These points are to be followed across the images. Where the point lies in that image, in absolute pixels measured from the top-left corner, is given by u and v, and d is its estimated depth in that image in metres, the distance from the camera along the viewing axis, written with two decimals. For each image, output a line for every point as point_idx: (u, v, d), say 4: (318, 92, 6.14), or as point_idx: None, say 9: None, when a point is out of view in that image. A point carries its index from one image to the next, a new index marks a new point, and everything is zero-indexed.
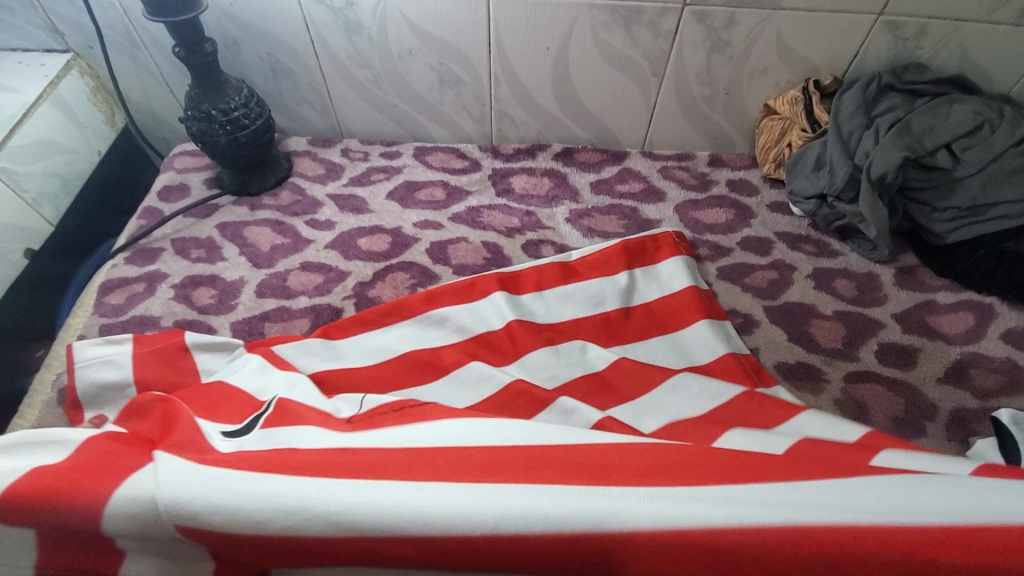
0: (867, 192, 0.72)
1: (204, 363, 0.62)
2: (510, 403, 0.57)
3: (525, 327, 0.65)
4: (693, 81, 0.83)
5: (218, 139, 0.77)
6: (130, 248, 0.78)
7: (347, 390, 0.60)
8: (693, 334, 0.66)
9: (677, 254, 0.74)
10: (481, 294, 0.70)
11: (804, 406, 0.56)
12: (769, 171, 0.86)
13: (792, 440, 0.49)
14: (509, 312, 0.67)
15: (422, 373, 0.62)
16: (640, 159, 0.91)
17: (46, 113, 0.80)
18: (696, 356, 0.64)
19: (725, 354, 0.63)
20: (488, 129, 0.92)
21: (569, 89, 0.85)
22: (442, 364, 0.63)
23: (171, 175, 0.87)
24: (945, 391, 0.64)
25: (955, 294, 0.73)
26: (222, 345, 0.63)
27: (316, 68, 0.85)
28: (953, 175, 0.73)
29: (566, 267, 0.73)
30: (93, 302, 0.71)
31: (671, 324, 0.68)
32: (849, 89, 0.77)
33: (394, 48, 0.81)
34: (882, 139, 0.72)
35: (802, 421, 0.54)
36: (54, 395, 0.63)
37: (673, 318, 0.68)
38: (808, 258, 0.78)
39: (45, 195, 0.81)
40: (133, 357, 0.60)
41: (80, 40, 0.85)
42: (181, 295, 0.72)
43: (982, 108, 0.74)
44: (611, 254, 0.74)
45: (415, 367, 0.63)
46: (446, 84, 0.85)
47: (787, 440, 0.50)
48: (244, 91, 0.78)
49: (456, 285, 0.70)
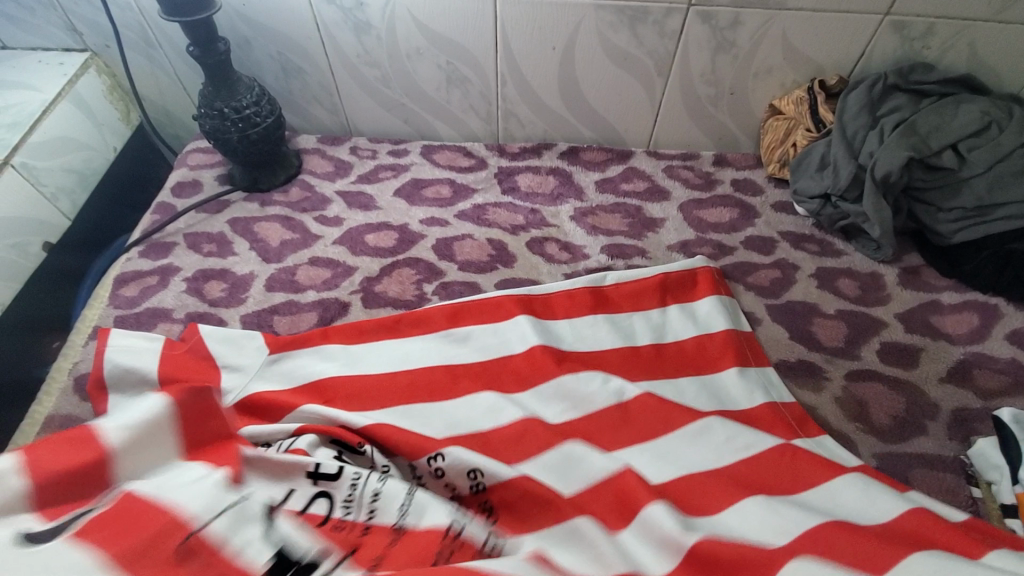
0: (871, 192, 0.72)
1: (228, 360, 0.63)
2: (517, 439, 0.56)
3: (549, 355, 0.63)
4: (699, 81, 0.83)
5: (230, 136, 0.79)
6: (145, 242, 0.80)
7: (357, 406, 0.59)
8: (725, 379, 0.63)
9: (715, 294, 0.71)
10: (507, 315, 0.68)
11: (848, 471, 0.51)
12: (774, 170, 0.86)
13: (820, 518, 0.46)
14: (535, 335, 0.65)
15: (441, 393, 0.61)
16: (645, 158, 0.91)
17: (65, 110, 0.83)
18: (729, 402, 0.61)
19: (766, 405, 0.60)
20: (495, 128, 0.94)
21: (575, 88, 0.86)
22: (456, 389, 0.61)
23: (184, 172, 0.89)
24: (947, 391, 0.64)
25: (960, 294, 0.73)
26: (239, 342, 0.64)
27: (326, 67, 0.86)
28: (959, 176, 0.73)
29: (598, 293, 0.71)
30: (108, 294, 0.73)
31: (703, 366, 0.65)
32: (855, 88, 0.77)
33: (403, 48, 0.82)
34: (886, 139, 0.73)
35: (832, 489, 0.50)
36: (71, 383, 0.65)
37: (702, 358, 0.65)
38: (812, 257, 0.78)
39: (63, 189, 0.84)
40: (163, 355, 0.61)
41: (98, 39, 0.87)
42: (193, 288, 0.74)
43: (991, 108, 0.73)
44: (646, 287, 0.71)
45: (434, 386, 0.61)
46: (453, 83, 0.87)
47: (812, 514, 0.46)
48: (256, 89, 0.80)
49: (481, 306, 0.69)
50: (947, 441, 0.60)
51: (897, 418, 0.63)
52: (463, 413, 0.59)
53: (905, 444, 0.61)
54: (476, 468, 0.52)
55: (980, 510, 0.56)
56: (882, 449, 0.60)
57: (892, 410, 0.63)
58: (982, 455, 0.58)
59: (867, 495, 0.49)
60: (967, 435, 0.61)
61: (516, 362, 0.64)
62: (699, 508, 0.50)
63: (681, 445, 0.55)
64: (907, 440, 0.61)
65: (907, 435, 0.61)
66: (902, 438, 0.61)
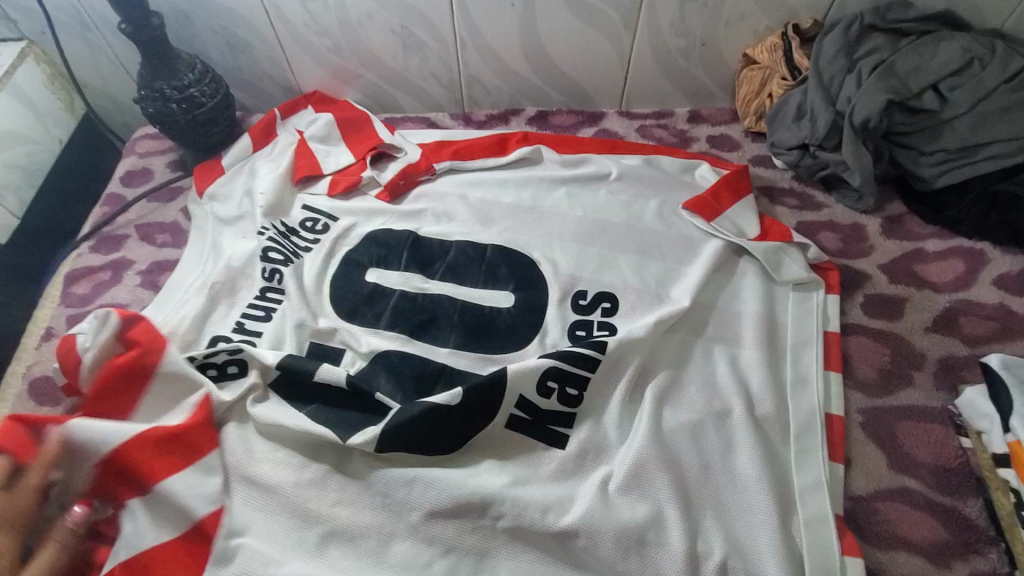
0: (848, 138, 0.70)
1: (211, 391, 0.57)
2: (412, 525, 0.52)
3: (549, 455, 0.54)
4: (668, 33, 0.79)
5: (176, 118, 0.75)
6: (95, 236, 0.76)
7: (305, 480, 0.54)
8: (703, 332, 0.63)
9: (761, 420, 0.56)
10: (488, 460, 0.55)
11: (727, 283, 0.67)
12: (750, 124, 0.84)
13: (701, 220, 0.70)
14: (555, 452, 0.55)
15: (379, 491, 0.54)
16: (617, 120, 0.88)
17: (2, 102, 0.79)
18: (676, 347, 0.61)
19: (704, 326, 0.63)
20: (458, 95, 0.90)
21: (540, 48, 0.81)
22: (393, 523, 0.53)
23: (133, 160, 0.85)
24: (933, 339, 0.63)
25: (945, 241, 0.71)
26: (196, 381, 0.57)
27: (274, 41, 0.82)
28: (940, 117, 0.70)
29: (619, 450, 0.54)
30: (60, 293, 0.71)
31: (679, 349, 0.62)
32: (829, 31, 0.74)
33: (353, 13, 0.77)
34: (864, 82, 0.69)
35: (697, 325, 0.63)
36: (25, 387, 0.64)
37: (715, 199, 0.71)
38: (792, 212, 0.76)
39: (8, 186, 0.80)
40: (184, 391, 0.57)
41: (33, 26, 0.82)
42: (147, 282, 0.71)
43: (973, 44, 0.69)
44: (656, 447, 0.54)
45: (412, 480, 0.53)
46: (410, 49, 0.82)
47: (679, 252, 0.69)
48: (199, 66, 0.75)
49: (471, 472, 0.54)
50: (934, 391, 0.59)
51: (884, 371, 0.61)
52: (443, 470, 0.53)
53: (892, 397, 0.60)
54: (412, 474, 0.53)
55: (970, 460, 0.55)
56: (868, 404, 0.59)
57: (879, 362, 0.62)
58: (970, 405, 0.56)
59: (743, 215, 0.71)
60: (955, 384, 0.59)
61: (499, 322, 0.64)
62: (595, 279, 0.67)
63: (619, 281, 0.66)
64: (893, 393, 0.60)
65: (891, 388, 0.60)
66: (889, 391, 0.60)
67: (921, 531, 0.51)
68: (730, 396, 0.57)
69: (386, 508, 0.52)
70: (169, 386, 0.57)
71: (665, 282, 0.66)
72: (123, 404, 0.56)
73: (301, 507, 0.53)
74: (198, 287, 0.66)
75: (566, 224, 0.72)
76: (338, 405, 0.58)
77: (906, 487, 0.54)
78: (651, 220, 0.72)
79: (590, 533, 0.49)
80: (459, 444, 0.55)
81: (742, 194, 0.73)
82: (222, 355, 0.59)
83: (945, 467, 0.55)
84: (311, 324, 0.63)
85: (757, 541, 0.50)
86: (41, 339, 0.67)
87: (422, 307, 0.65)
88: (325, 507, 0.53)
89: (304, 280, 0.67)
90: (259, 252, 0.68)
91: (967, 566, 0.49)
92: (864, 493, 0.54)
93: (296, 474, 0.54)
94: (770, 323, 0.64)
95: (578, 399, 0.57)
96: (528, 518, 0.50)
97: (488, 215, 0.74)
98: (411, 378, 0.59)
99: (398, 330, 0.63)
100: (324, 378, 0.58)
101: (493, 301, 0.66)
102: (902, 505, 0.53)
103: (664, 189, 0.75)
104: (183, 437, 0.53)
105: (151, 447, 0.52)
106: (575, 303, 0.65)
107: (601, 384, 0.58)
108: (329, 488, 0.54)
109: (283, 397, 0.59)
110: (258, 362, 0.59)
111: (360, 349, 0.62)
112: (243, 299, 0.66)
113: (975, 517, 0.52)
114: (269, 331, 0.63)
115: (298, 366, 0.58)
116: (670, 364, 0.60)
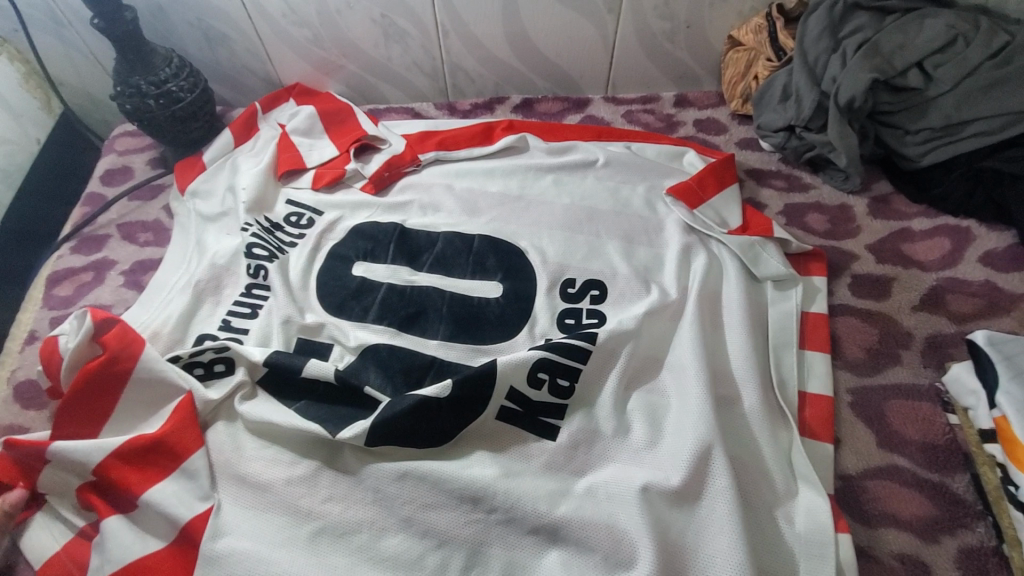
0: (834, 118, 0.69)
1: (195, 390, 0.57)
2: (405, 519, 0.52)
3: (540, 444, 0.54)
4: (652, 16, 0.78)
5: (155, 114, 0.73)
6: (76, 236, 0.75)
7: (297, 477, 0.54)
8: None
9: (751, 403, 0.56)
10: (479, 451, 0.55)
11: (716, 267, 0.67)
12: (736, 107, 0.83)
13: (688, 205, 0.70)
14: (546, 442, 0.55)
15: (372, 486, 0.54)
16: (603, 105, 0.87)
17: None
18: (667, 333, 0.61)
19: None
20: (443, 84, 0.89)
21: (523, 34, 0.80)
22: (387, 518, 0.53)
23: (113, 158, 0.84)
24: (920, 318, 0.63)
25: (931, 220, 0.71)
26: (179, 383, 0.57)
27: (252, 33, 0.80)
28: (925, 94, 0.69)
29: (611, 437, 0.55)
30: (42, 296, 0.70)
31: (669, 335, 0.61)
32: (814, 10, 0.73)
33: (332, 3, 0.76)
34: (849, 62, 0.69)
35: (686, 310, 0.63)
36: (9, 392, 0.63)
37: (700, 185, 0.71)
38: (779, 194, 0.76)
39: None
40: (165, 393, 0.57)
41: (3, 23, 0.80)
42: (131, 282, 0.70)
43: (957, 20, 0.69)
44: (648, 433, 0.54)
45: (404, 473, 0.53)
46: (391, 37, 0.81)
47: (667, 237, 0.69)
48: (175, 60, 0.74)
49: (462, 463, 0.54)
50: (922, 369, 0.60)
51: (872, 350, 0.62)
52: (434, 462, 0.53)
53: (880, 377, 0.60)
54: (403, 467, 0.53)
55: (958, 436, 0.55)
56: (856, 384, 0.60)
57: (867, 342, 0.62)
58: (957, 382, 0.57)
59: (728, 200, 0.71)
60: (942, 362, 0.60)
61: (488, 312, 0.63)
62: (584, 266, 0.66)
63: (607, 268, 0.66)
64: (882, 372, 0.60)
65: (880, 367, 0.60)
66: (877, 371, 0.60)
67: (910, 508, 0.52)
68: (719, 380, 0.58)
69: (378, 502, 0.52)
70: (151, 387, 0.57)
71: (654, 268, 0.66)
72: (103, 409, 0.56)
73: (293, 504, 0.52)
74: (183, 286, 0.65)
75: (553, 213, 0.71)
76: (328, 400, 0.58)
77: (894, 465, 0.54)
78: (639, 206, 0.72)
79: (582, 521, 0.49)
80: (449, 437, 0.55)
81: (724, 178, 0.73)
82: (208, 353, 0.58)
83: (932, 444, 0.55)
84: (298, 319, 0.63)
85: (748, 523, 0.50)
86: (24, 342, 0.67)
87: (410, 300, 0.65)
88: (317, 503, 0.52)
89: (290, 276, 0.66)
90: (243, 249, 0.68)
91: (955, 541, 0.50)
92: (854, 472, 0.55)
93: (288, 470, 0.54)
94: (760, 306, 0.64)
95: (569, 389, 0.57)
96: (519, 507, 0.50)
97: (474, 205, 0.73)
98: (401, 371, 0.59)
99: (386, 324, 0.63)
100: (312, 373, 0.57)
101: (482, 291, 0.65)
102: (890, 483, 0.53)
103: (651, 175, 0.75)
104: (160, 446, 0.54)
105: (132, 461, 0.54)
106: (564, 291, 0.65)
107: (593, 372, 0.58)
108: (321, 483, 0.53)
109: (272, 395, 0.58)
110: (244, 358, 0.59)
111: (348, 344, 0.61)
112: (228, 297, 0.65)
113: (962, 492, 0.52)
114: (256, 328, 0.63)
115: (286, 362, 0.58)
116: (661, 350, 0.60)
